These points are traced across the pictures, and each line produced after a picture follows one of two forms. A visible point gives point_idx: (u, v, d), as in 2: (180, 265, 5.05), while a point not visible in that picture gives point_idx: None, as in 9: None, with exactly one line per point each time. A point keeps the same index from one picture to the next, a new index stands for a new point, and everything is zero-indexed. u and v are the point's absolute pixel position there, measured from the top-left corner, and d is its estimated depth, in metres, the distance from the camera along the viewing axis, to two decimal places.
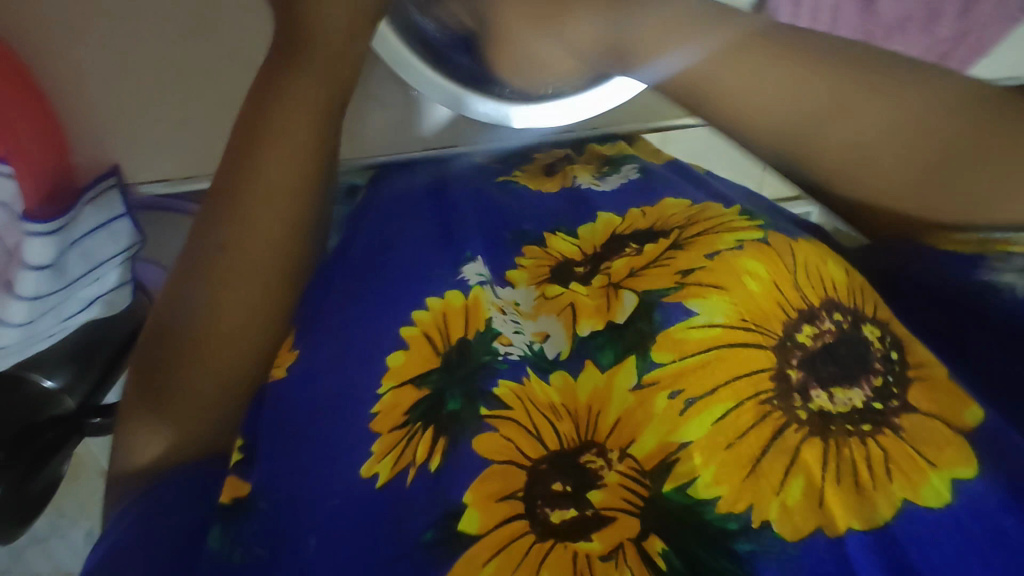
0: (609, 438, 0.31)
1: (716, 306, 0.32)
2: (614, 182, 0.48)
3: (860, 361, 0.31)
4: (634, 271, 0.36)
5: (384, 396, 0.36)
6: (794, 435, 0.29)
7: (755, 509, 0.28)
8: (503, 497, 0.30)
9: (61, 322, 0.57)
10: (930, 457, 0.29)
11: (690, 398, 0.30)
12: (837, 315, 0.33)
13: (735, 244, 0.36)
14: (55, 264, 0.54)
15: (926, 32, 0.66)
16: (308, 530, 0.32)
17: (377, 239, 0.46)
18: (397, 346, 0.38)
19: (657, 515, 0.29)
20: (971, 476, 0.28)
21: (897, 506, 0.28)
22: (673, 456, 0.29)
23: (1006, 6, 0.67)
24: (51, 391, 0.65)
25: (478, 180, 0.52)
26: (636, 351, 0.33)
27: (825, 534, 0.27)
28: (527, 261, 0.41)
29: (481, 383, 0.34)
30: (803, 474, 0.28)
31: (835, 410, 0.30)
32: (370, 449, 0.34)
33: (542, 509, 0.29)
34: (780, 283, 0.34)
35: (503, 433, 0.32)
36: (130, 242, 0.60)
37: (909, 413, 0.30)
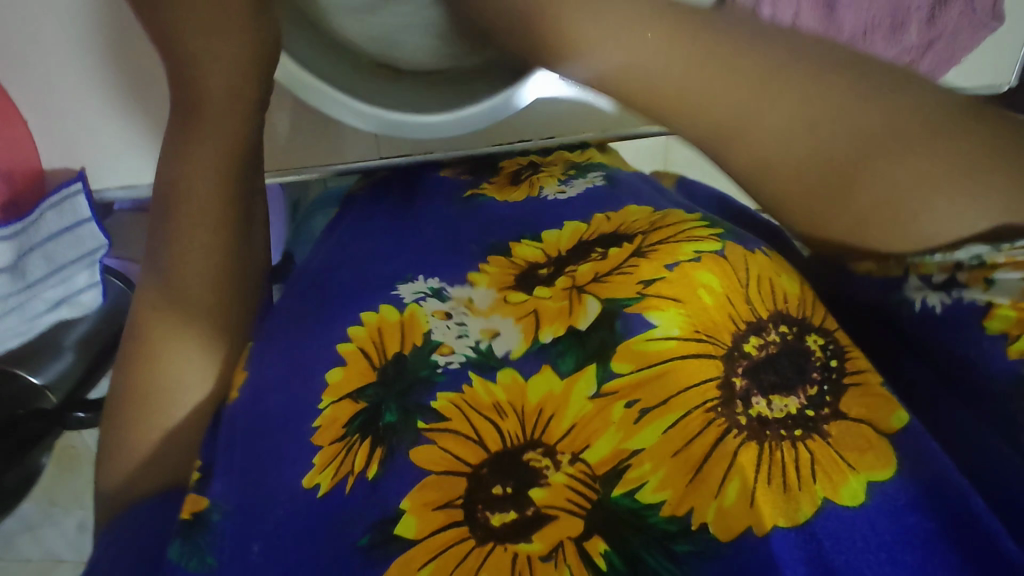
0: (561, 441, 0.31)
1: (672, 318, 0.33)
2: (580, 189, 0.48)
3: (799, 371, 0.31)
4: (599, 275, 0.37)
5: (323, 411, 0.36)
6: (733, 440, 0.30)
7: (695, 513, 0.28)
8: (440, 506, 0.30)
9: (26, 322, 0.58)
10: (851, 460, 0.29)
11: (645, 406, 0.31)
12: (783, 328, 0.33)
13: (694, 255, 0.36)
14: (11, 266, 0.56)
15: (891, 42, 0.67)
16: (252, 538, 0.32)
17: (342, 251, 0.48)
18: (336, 362, 0.38)
19: (603, 517, 0.29)
20: (884, 479, 0.28)
21: (819, 504, 0.28)
22: (626, 462, 0.30)
23: (976, 13, 0.67)
24: (37, 385, 0.68)
25: (447, 197, 0.53)
26: (596, 359, 0.33)
27: (752, 533, 0.28)
28: (491, 268, 0.42)
29: (417, 396, 0.35)
30: (739, 477, 0.29)
31: (772, 416, 0.30)
32: (310, 462, 0.34)
33: (482, 513, 0.30)
34: (732, 296, 0.34)
35: (442, 446, 0.32)
36: (96, 245, 0.58)
37: (839, 420, 0.30)
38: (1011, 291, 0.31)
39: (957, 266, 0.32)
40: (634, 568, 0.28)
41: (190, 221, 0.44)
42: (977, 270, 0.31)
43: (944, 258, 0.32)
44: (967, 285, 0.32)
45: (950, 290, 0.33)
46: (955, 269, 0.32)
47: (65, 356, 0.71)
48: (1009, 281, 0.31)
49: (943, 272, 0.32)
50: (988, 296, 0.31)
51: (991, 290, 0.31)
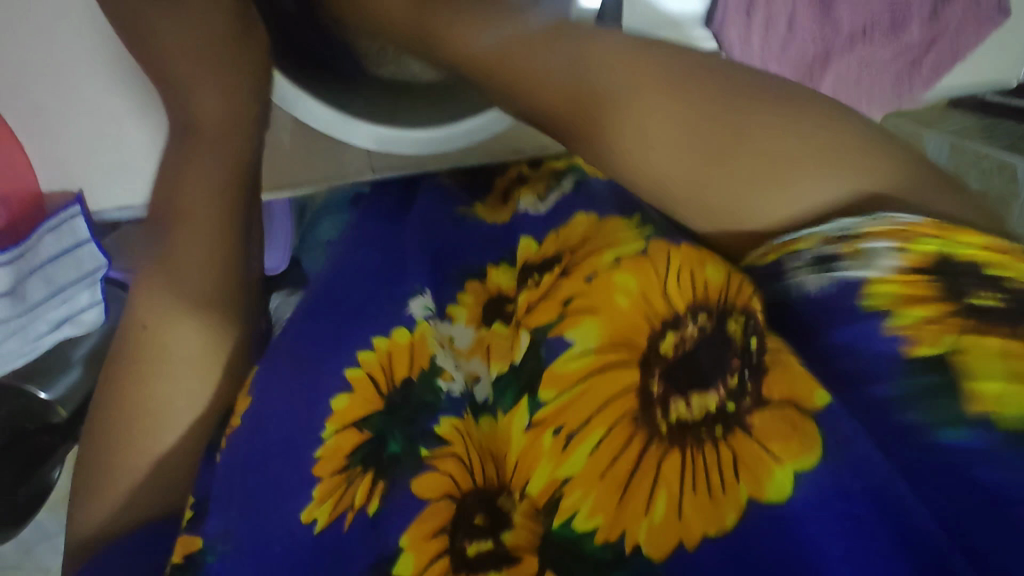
0: (513, 480, 0.32)
1: (590, 332, 0.32)
2: (551, 203, 0.47)
3: (717, 364, 0.29)
4: (531, 306, 0.36)
5: (325, 441, 0.36)
6: (655, 451, 0.28)
7: (628, 536, 0.27)
8: (435, 534, 0.31)
9: (29, 343, 0.58)
10: (774, 450, 0.26)
11: (572, 431, 0.30)
12: (702, 316, 0.31)
13: (613, 262, 0.35)
14: (10, 291, 0.55)
15: (890, 39, 0.66)
16: None
17: (334, 273, 0.47)
18: (343, 388, 0.38)
19: (549, 549, 0.28)
20: (810, 467, 0.25)
21: (743, 507, 0.25)
22: (559, 491, 0.29)
23: (981, 6, 0.63)
24: (47, 402, 0.70)
25: (434, 218, 0.51)
26: (527, 392, 0.33)
27: (683, 548, 0.26)
28: (468, 298, 0.42)
29: (421, 424, 0.36)
30: (665, 487, 0.27)
31: (693, 416, 0.29)
32: (310, 495, 0.35)
33: (462, 541, 0.30)
34: (649, 294, 0.32)
35: (444, 472, 0.33)
36: (95, 265, 0.59)
37: (761, 408, 0.27)
38: (888, 263, 0.27)
39: (829, 238, 0.28)
40: None
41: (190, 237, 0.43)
42: (851, 240, 0.28)
43: (813, 233, 0.29)
44: (844, 258, 0.28)
45: (823, 267, 0.28)
46: (827, 241, 0.28)
47: (73, 371, 0.72)
48: (885, 250, 0.27)
49: (821, 247, 0.29)
50: (863, 267, 0.27)
51: (869, 260, 0.27)
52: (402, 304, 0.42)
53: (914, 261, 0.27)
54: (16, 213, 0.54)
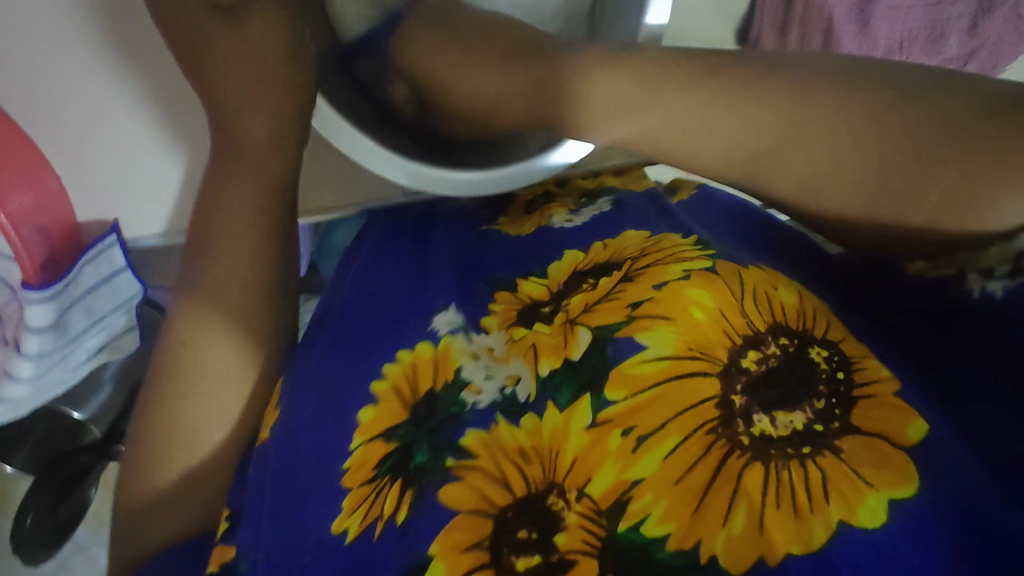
0: (568, 478, 0.30)
1: (664, 337, 0.32)
2: (586, 217, 0.47)
3: (804, 383, 0.29)
4: (589, 306, 0.36)
5: (352, 453, 0.36)
6: (737, 463, 0.28)
7: (704, 545, 0.26)
8: (468, 548, 0.29)
9: (69, 372, 0.58)
10: (866, 476, 0.26)
11: (642, 435, 0.29)
12: (783, 339, 0.31)
13: (683, 274, 0.34)
14: (55, 324, 0.54)
15: (930, 53, 0.63)
16: None
17: (361, 283, 0.47)
18: (368, 400, 0.38)
19: (615, 556, 0.27)
20: (906, 497, 0.26)
21: (834, 529, 0.25)
22: (627, 494, 0.28)
23: (1021, 18, 0.62)
24: (79, 421, 0.73)
25: (463, 232, 0.51)
26: (590, 390, 0.32)
27: (764, 564, 0.25)
28: (499, 306, 0.41)
29: (447, 433, 0.34)
30: (747, 501, 0.27)
31: (777, 433, 0.28)
32: (339, 506, 0.34)
33: (507, 556, 0.28)
34: (726, 310, 0.32)
35: (469, 483, 0.31)
36: (134, 292, 0.59)
37: (851, 434, 0.27)
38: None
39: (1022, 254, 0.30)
40: None
41: (232, 255, 0.43)
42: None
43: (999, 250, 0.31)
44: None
45: (1010, 274, 0.31)
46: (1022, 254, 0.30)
47: (103, 389, 0.74)
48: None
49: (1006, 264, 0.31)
50: None
51: None
52: (426, 319, 0.42)
53: None
54: (58, 244, 0.54)
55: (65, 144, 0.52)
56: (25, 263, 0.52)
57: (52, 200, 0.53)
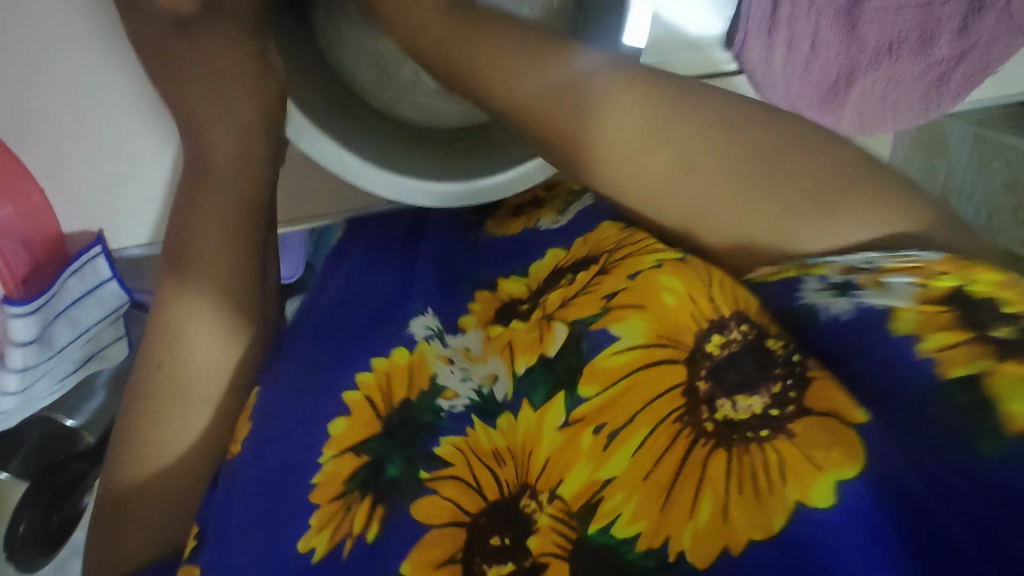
0: (540, 480, 0.30)
1: (635, 327, 0.31)
2: (571, 215, 0.46)
3: (762, 366, 0.29)
4: (567, 301, 0.36)
5: (323, 465, 0.35)
6: (700, 450, 0.28)
7: (671, 542, 0.26)
8: (443, 563, 0.29)
9: (56, 383, 0.57)
10: (817, 458, 0.25)
11: (615, 430, 0.29)
12: (746, 324, 0.30)
13: (655, 262, 0.34)
14: (40, 338, 0.53)
15: (919, 56, 0.63)
16: None
17: (344, 292, 0.47)
18: (340, 412, 0.37)
19: (584, 554, 0.27)
20: (853, 477, 0.24)
21: (791, 510, 0.24)
22: (598, 494, 0.28)
23: (1013, 18, 0.61)
24: (72, 428, 0.73)
25: (451, 239, 0.51)
26: (564, 386, 0.32)
27: (728, 554, 0.25)
28: (478, 307, 0.42)
29: (422, 445, 0.34)
30: (710, 489, 0.26)
31: (739, 417, 0.28)
32: (307, 522, 0.34)
33: (479, 564, 0.29)
34: (695, 295, 0.32)
35: (443, 497, 0.32)
36: (120, 303, 0.57)
37: (805, 416, 0.26)
38: (909, 292, 0.28)
39: (851, 269, 0.30)
40: None
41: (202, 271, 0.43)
42: (872, 273, 0.30)
43: (836, 262, 0.31)
44: (861, 287, 0.29)
45: (847, 293, 0.29)
46: (850, 271, 0.30)
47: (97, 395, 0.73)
48: (903, 284, 0.28)
49: (840, 274, 0.30)
50: (886, 298, 0.28)
51: (891, 291, 0.28)
52: (402, 325, 0.41)
53: (930, 293, 0.28)
54: (41, 256, 0.52)
55: (55, 168, 0.51)
56: (5, 276, 0.51)
57: (32, 212, 0.51)
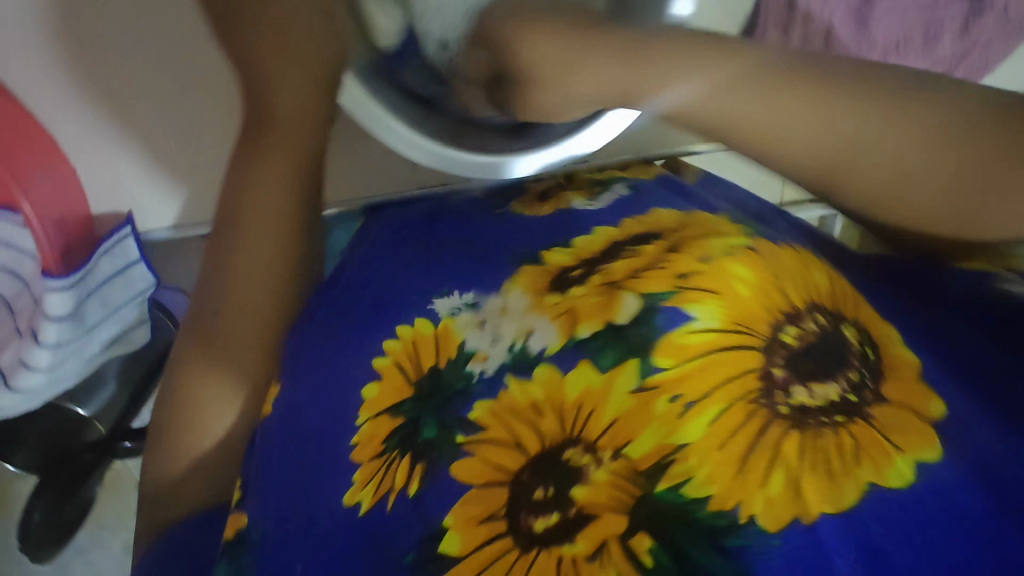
0: (601, 437, 0.31)
1: (712, 310, 0.33)
2: (605, 201, 0.48)
3: (839, 359, 0.31)
4: (636, 272, 0.37)
5: (361, 427, 0.37)
6: (777, 430, 0.29)
7: (743, 506, 0.28)
8: (485, 519, 0.30)
9: (83, 362, 0.57)
10: (896, 443, 0.29)
11: (689, 401, 0.31)
12: (819, 316, 0.33)
13: (728, 250, 0.36)
14: (73, 314, 0.54)
15: (925, 53, 0.65)
16: (295, 558, 0.33)
17: (366, 265, 0.47)
18: (371, 377, 0.39)
19: (648, 512, 0.29)
20: (932, 459, 0.28)
21: (864, 489, 0.28)
22: (670, 457, 0.30)
23: (1008, 20, 0.65)
24: (82, 417, 0.73)
25: (474, 215, 0.52)
26: (637, 354, 0.33)
27: (801, 523, 0.27)
28: (523, 277, 0.41)
29: (453, 411, 0.35)
30: (784, 467, 0.28)
31: (814, 404, 0.30)
32: (351, 479, 0.35)
33: (525, 517, 0.30)
34: (769, 287, 0.34)
35: (481, 458, 0.32)
36: (146, 285, 0.60)
37: (880, 404, 0.30)
38: None
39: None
40: (679, 564, 0.27)
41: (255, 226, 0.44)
42: None
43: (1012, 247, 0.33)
44: None
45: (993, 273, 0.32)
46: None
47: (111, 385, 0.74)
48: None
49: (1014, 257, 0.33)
50: None
51: None
52: (427, 300, 0.41)
53: None
54: (73, 235, 0.56)
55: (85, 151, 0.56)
56: (46, 252, 0.54)
57: (66, 191, 0.56)
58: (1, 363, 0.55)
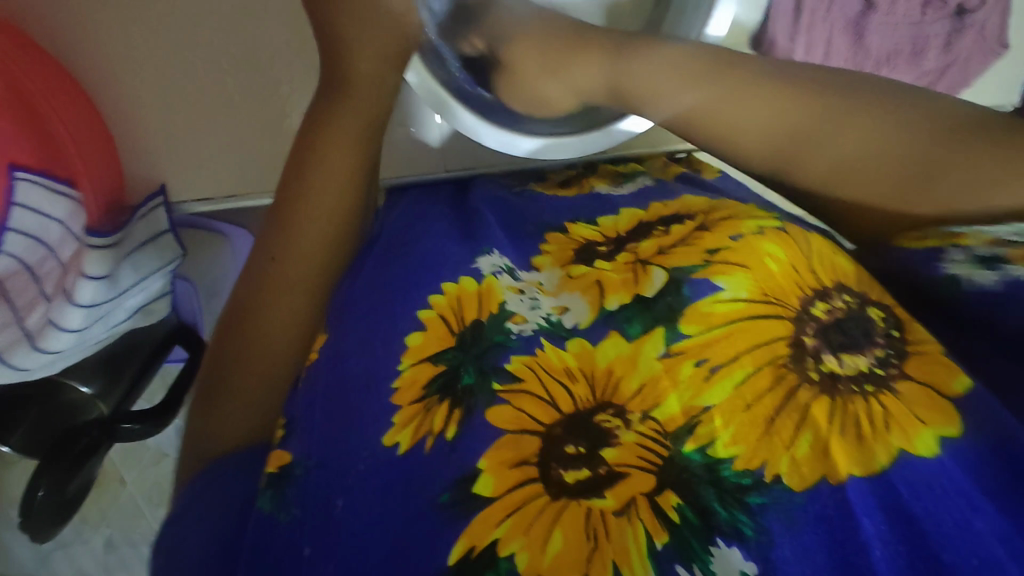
0: (631, 401, 0.34)
1: (740, 281, 0.36)
2: (630, 189, 0.52)
3: (866, 334, 0.35)
4: (662, 249, 0.41)
5: (402, 372, 0.39)
6: (806, 394, 0.33)
7: (768, 466, 0.31)
8: (517, 464, 0.33)
9: (108, 328, 0.64)
10: (922, 414, 0.32)
11: (715, 364, 0.34)
12: (847, 296, 0.37)
13: (757, 228, 0.40)
14: (108, 275, 0.60)
15: (911, 66, 0.70)
16: (336, 492, 0.35)
17: (400, 235, 0.50)
18: (415, 327, 0.41)
19: (672, 470, 0.32)
20: (955, 435, 0.31)
21: (894, 455, 0.31)
22: (696, 418, 0.33)
23: (988, 40, 0.70)
24: (87, 396, 0.74)
25: (500, 196, 0.55)
26: (664, 322, 0.36)
27: (828, 482, 0.30)
28: (550, 247, 0.46)
29: (492, 359, 0.38)
30: (813, 430, 0.32)
31: (844, 372, 0.34)
32: (391, 420, 0.37)
33: (557, 470, 0.33)
34: (796, 266, 0.38)
35: (517, 405, 0.35)
36: (174, 254, 0.68)
37: (907, 380, 0.33)
38: None
39: (998, 242, 0.35)
40: (705, 518, 0.30)
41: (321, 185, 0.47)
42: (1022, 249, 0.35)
43: (987, 231, 0.36)
44: (1010, 260, 0.35)
45: (996, 266, 0.35)
46: (996, 243, 0.35)
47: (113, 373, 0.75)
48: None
49: (986, 246, 0.36)
50: None
51: None
52: (471, 258, 0.45)
53: None
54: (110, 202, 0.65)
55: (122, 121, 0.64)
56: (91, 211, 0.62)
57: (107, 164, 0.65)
58: (29, 324, 0.60)
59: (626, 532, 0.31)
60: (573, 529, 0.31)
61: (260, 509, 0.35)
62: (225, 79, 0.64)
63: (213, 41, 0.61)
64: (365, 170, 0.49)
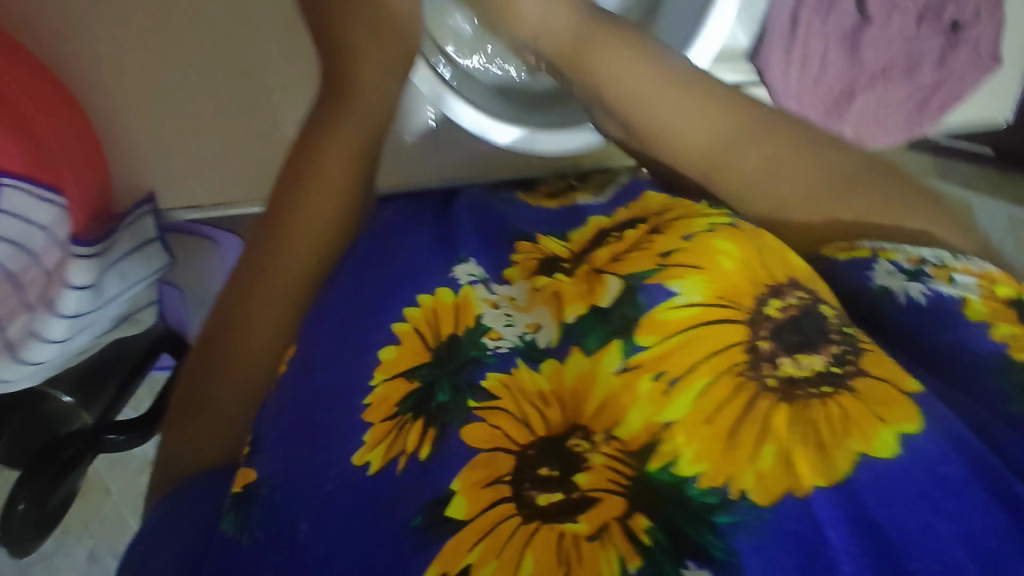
0: (594, 422, 0.33)
1: (695, 285, 0.35)
2: (610, 195, 0.52)
3: (820, 332, 0.34)
4: (617, 256, 0.40)
5: (375, 388, 0.38)
6: (764, 404, 0.31)
7: (733, 482, 0.30)
8: (490, 484, 0.32)
9: (93, 337, 0.63)
10: (880, 414, 0.30)
11: (673, 377, 0.33)
12: (801, 292, 0.36)
13: (709, 227, 0.39)
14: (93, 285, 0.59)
15: (906, 80, 0.69)
16: (301, 513, 0.34)
17: (379, 240, 0.49)
18: (389, 340, 0.40)
19: (643, 491, 0.31)
20: (914, 431, 0.30)
21: (854, 460, 0.29)
22: (658, 436, 0.32)
23: (982, 56, 0.69)
24: (70, 405, 0.73)
25: (485, 204, 0.55)
26: (621, 335, 0.35)
27: (792, 496, 0.29)
28: (521, 256, 0.45)
29: (468, 376, 0.37)
30: (774, 442, 0.30)
31: (800, 374, 0.32)
32: (362, 439, 0.36)
33: (529, 492, 0.32)
34: (749, 261, 0.37)
35: (491, 424, 0.35)
36: (161, 263, 0.68)
37: (863, 376, 0.32)
38: (972, 285, 0.37)
39: (921, 261, 0.39)
40: (675, 539, 0.29)
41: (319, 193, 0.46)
42: (940, 268, 0.38)
43: (913, 252, 0.39)
44: (931, 276, 0.38)
45: (920, 279, 0.38)
46: (920, 262, 0.39)
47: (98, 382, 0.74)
48: (968, 281, 0.37)
49: (910, 263, 0.39)
50: (954, 287, 0.37)
51: (957, 284, 0.37)
52: (446, 268, 0.45)
53: (994, 293, 0.36)
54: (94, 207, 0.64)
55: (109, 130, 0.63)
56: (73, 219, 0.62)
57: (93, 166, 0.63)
58: (8, 334, 0.60)
59: (598, 558, 0.29)
60: (546, 558, 0.30)
61: (225, 531, 0.34)
62: (215, 88, 0.63)
63: (203, 50, 0.61)
64: (362, 181, 0.49)
